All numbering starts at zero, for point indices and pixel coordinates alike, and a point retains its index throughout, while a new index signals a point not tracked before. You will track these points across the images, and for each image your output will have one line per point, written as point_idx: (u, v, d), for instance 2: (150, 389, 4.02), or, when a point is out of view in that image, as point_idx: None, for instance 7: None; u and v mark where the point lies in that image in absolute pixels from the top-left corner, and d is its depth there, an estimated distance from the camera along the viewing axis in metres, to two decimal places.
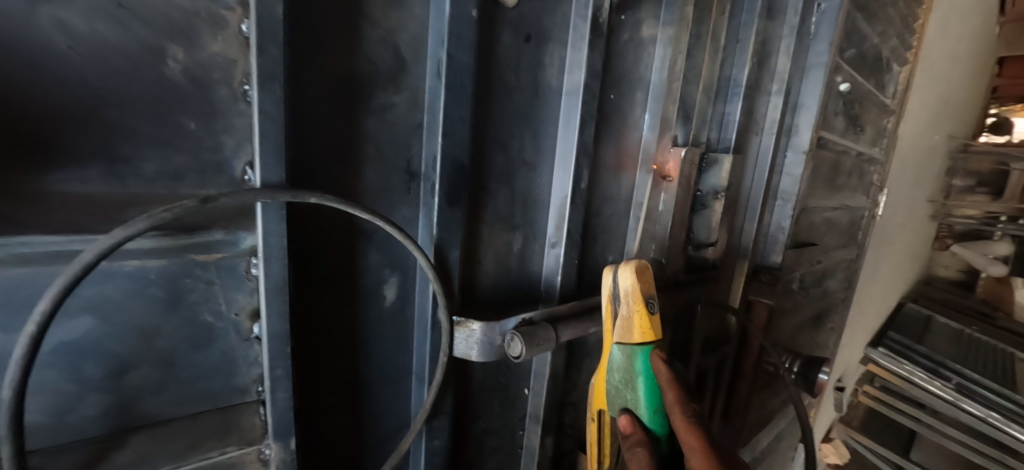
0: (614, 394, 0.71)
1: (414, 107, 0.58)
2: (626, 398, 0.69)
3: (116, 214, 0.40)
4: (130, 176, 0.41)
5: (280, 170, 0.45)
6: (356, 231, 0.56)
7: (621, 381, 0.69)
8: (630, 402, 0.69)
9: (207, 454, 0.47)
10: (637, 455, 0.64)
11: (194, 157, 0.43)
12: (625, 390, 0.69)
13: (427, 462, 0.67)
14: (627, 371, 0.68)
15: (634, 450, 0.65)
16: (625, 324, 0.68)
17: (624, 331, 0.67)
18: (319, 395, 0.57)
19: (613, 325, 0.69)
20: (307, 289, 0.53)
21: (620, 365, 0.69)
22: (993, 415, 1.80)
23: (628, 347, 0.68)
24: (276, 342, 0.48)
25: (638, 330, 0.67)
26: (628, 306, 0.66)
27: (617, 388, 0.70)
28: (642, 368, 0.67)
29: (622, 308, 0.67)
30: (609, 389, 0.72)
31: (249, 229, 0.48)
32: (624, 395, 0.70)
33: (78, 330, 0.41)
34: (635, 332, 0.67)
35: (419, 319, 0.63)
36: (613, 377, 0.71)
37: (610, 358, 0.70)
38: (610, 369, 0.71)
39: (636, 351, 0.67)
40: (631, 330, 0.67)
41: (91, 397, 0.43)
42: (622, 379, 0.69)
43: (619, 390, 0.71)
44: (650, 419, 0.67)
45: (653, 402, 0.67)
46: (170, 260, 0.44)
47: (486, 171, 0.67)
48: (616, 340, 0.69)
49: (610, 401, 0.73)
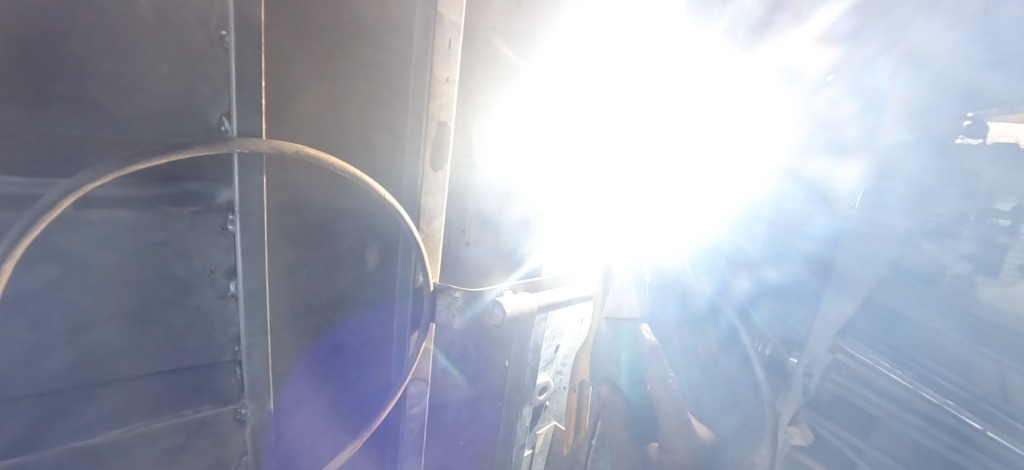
0: (597, 365, 0.70)
1: (402, 67, 0.57)
2: (610, 369, 0.68)
3: (80, 156, 0.39)
4: (99, 119, 0.39)
5: (258, 121, 0.43)
6: (337, 192, 0.55)
7: (606, 353, 0.69)
8: (612, 374, 0.68)
9: (179, 412, 0.47)
10: None
11: (168, 103, 0.41)
12: (609, 361, 0.69)
13: (405, 428, 0.67)
14: (614, 344, 0.68)
15: None
16: (615, 301, 0.68)
17: (616, 305, 0.68)
18: (296, 357, 0.57)
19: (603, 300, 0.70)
20: (286, 249, 0.52)
21: (606, 338, 0.69)
22: None
23: (617, 321, 0.68)
24: (253, 300, 0.47)
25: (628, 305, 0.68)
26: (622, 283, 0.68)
27: (601, 360, 0.70)
28: (629, 342, 0.68)
29: (615, 285, 0.68)
30: (592, 360, 0.71)
31: (226, 183, 0.46)
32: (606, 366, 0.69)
33: (43, 278, 0.40)
34: (625, 307, 0.68)
35: (401, 283, 0.63)
36: (598, 349, 0.70)
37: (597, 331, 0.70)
38: (596, 341, 0.71)
39: (624, 328, 0.68)
40: (621, 306, 0.68)
41: (57, 350, 0.41)
42: (607, 351, 0.69)
43: (602, 361, 0.70)
44: (631, 391, 0.67)
45: (636, 376, 0.67)
46: (142, 212, 0.43)
47: (471, 138, 0.66)
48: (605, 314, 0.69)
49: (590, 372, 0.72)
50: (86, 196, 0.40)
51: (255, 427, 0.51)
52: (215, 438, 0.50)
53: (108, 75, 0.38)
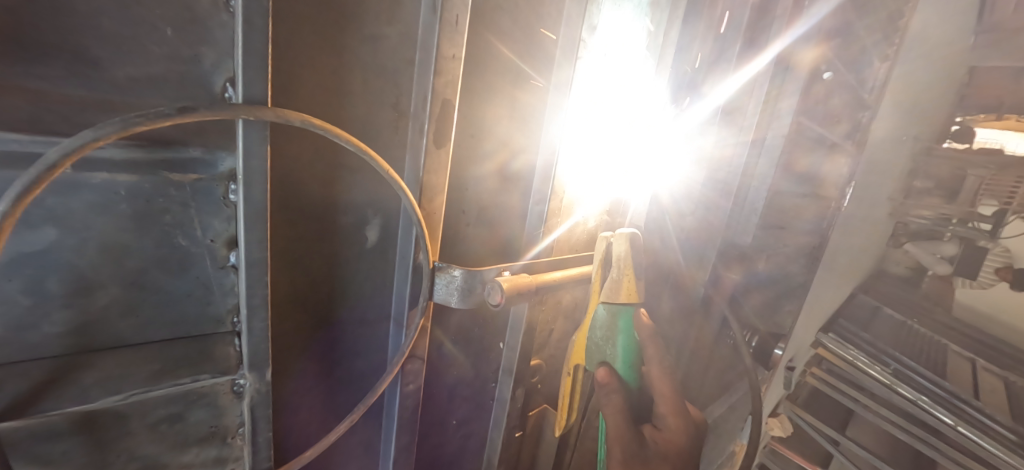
0: (593, 349, 0.73)
1: (408, 43, 0.56)
2: (605, 352, 0.71)
3: (79, 115, 0.38)
4: (97, 78, 0.38)
5: (263, 88, 0.42)
6: (340, 167, 0.54)
7: (602, 337, 0.72)
8: (608, 357, 0.71)
9: (177, 381, 0.47)
10: (613, 399, 0.67)
11: (171, 66, 0.41)
12: (605, 345, 0.71)
13: (400, 406, 0.68)
14: (610, 328, 0.71)
15: (610, 396, 0.68)
16: (613, 286, 0.71)
17: (612, 291, 0.70)
18: (295, 330, 0.57)
19: (601, 286, 0.72)
20: (286, 221, 0.52)
21: (603, 322, 0.71)
22: (926, 394, 1.21)
23: (613, 306, 0.70)
24: (254, 270, 0.47)
25: (624, 291, 0.70)
26: (619, 269, 0.70)
27: (598, 344, 0.72)
28: (624, 326, 0.70)
29: (613, 271, 0.71)
30: (588, 345, 0.74)
31: (229, 150, 0.45)
32: (603, 350, 0.72)
33: (41, 240, 0.39)
34: (621, 292, 0.70)
35: (401, 262, 0.63)
36: (594, 333, 0.73)
37: (593, 316, 0.72)
38: (592, 325, 0.73)
39: (620, 311, 0.70)
40: (618, 291, 0.70)
41: (55, 314, 0.41)
42: (603, 335, 0.71)
43: (598, 345, 0.72)
44: (625, 372, 0.70)
45: (630, 358, 0.70)
46: (142, 176, 0.42)
47: (474, 119, 0.66)
48: (602, 299, 0.71)
49: (588, 355, 0.74)
50: (88, 157, 0.39)
51: (253, 397, 0.51)
52: (212, 409, 0.50)
53: (109, 33, 0.37)
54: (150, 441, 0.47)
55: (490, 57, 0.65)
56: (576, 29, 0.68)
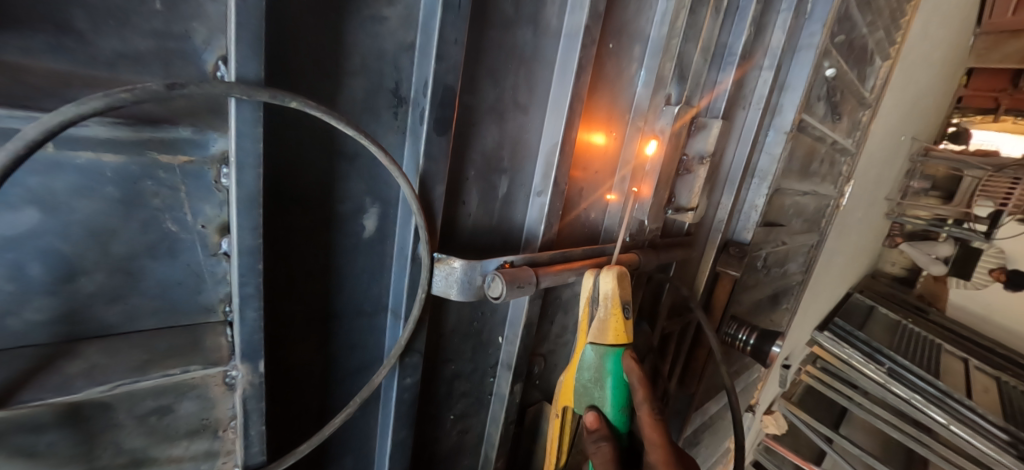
0: (582, 392, 0.74)
1: (408, 25, 0.54)
2: (593, 395, 0.73)
3: (63, 91, 0.36)
4: (81, 51, 0.36)
5: (257, 67, 0.41)
6: (336, 152, 0.53)
7: (590, 379, 0.73)
8: (596, 400, 0.73)
9: (167, 371, 0.44)
10: (602, 448, 0.69)
11: (159, 41, 0.39)
12: (594, 388, 0.73)
13: (397, 399, 0.66)
14: (598, 370, 0.72)
15: (599, 444, 0.69)
16: (600, 326, 0.72)
17: (599, 332, 0.72)
18: (288, 321, 0.55)
19: (589, 325, 0.73)
20: (280, 208, 0.50)
21: (590, 364, 0.73)
22: (916, 397, 1.75)
23: (601, 347, 0.72)
24: (247, 258, 0.45)
25: (612, 332, 0.72)
26: (606, 309, 0.71)
27: (586, 386, 0.74)
28: (612, 369, 0.72)
29: (600, 310, 0.72)
30: (576, 387, 0.76)
31: (221, 130, 0.43)
32: (591, 393, 0.74)
33: (22, 223, 0.37)
34: (609, 334, 0.72)
35: (398, 252, 0.61)
36: (582, 375, 0.74)
37: (581, 358, 0.74)
38: (580, 367, 0.74)
39: (608, 353, 0.72)
40: (605, 332, 0.71)
41: (37, 300, 0.39)
42: (591, 378, 0.73)
43: (586, 387, 0.74)
44: (614, 416, 0.73)
45: (618, 401, 0.72)
46: (129, 157, 0.40)
47: (475, 106, 0.65)
48: (590, 340, 0.73)
49: (576, 399, 0.76)
50: (70, 135, 0.37)
51: (246, 389, 0.50)
52: (203, 401, 0.48)
53: (94, 6, 0.36)
54: (140, 433, 0.45)
55: (492, 43, 0.63)
56: (580, 16, 0.66)
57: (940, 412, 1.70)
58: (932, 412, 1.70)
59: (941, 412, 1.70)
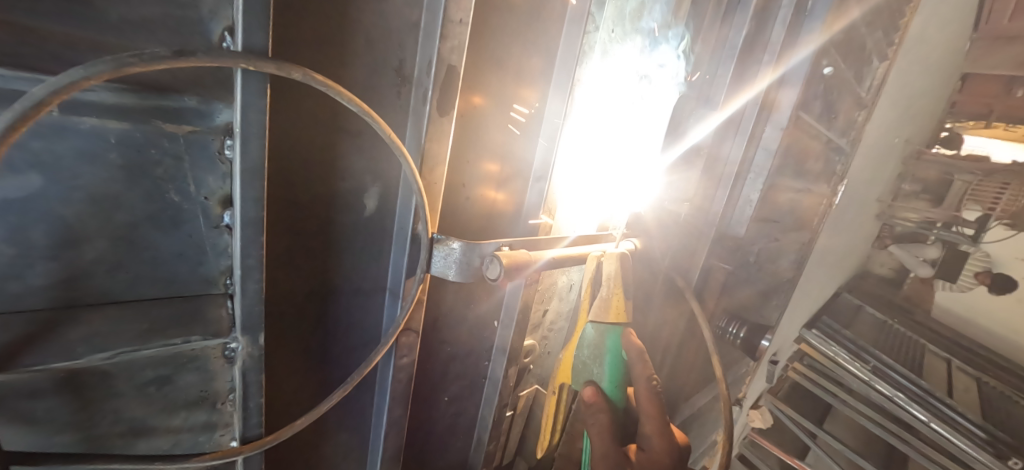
0: (581, 367, 0.76)
1: (413, 3, 0.54)
2: (592, 371, 0.75)
3: (68, 54, 0.36)
4: (87, 14, 0.36)
5: (263, 38, 0.40)
6: (340, 128, 0.53)
7: (589, 356, 0.75)
8: (594, 375, 0.75)
9: (168, 341, 0.46)
10: (599, 421, 0.71)
11: (166, 8, 0.39)
12: (592, 364, 0.75)
13: (393, 378, 0.67)
14: (598, 346, 0.74)
15: (596, 417, 0.72)
16: (602, 304, 0.74)
17: (600, 310, 0.73)
18: (288, 297, 0.56)
19: (590, 304, 0.75)
20: (283, 183, 0.50)
21: (590, 341, 0.75)
22: (898, 395, 1.81)
23: (601, 325, 0.73)
24: (249, 229, 0.45)
25: (613, 310, 0.73)
26: (608, 288, 0.74)
27: (585, 362, 0.75)
28: (612, 346, 0.74)
29: (602, 289, 0.74)
30: (575, 363, 0.77)
31: (226, 102, 0.44)
32: (590, 368, 0.75)
33: (25, 187, 0.37)
34: (610, 312, 0.73)
35: (398, 233, 0.62)
36: (582, 351, 0.76)
37: (582, 335, 0.76)
38: (581, 344, 0.76)
39: (608, 331, 0.73)
40: (607, 310, 0.73)
41: (39, 265, 0.40)
42: (590, 354, 0.75)
43: (585, 364, 0.76)
44: (612, 392, 0.74)
45: (616, 377, 0.74)
46: (133, 124, 0.40)
47: (476, 89, 0.65)
48: (590, 318, 0.74)
49: (574, 375, 0.77)
50: (76, 99, 0.37)
51: (245, 362, 0.50)
52: (203, 373, 0.49)
53: None
54: (138, 403, 0.46)
55: (496, 26, 0.63)
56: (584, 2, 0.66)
57: (921, 409, 1.74)
58: (912, 409, 1.75)
59: (922, 410, 1.74)
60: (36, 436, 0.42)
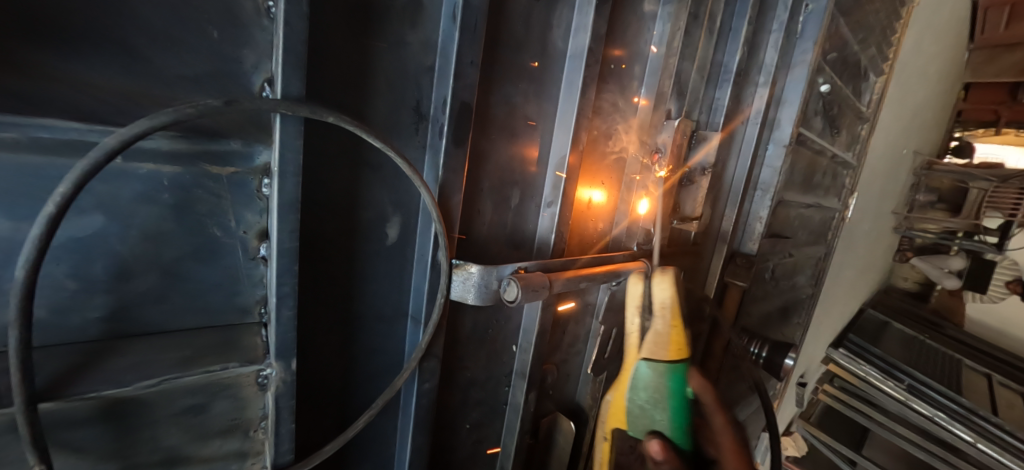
0: (639, 412, 0.75)
1: (427, 49, 0.59)
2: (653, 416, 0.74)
3: (130, 107, 0.41)
4: (148, 72, 0.41)
5: (299, 86, 0.45)
6: (363, 164, 0.57)
7: (648, 398, 0.74)
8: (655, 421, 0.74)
9: (207, 368, 0.47)
10: None
11: (214, 65, 0.44)
12: (652, 408, 0.74)
13: (416, 404, 0.68)
14: (657, 388, 0.73)
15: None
16: (656, 342, 0.73)
17: (655, 348, 0.73)
18: (316, 325, 0.59)
19: (641, 343, 0.75)
20: (313, 217, 0.54)
21: (647, 382, 0.74)
22: (938, 415, 1.76)
23: (658, 364, 0.73)
24: (285, 259, 0.49)
25: (670, 348, 0.73)
26: (661, 324, 0.73)
27: (643, 407, 0.75)
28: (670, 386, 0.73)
29: (655, 325, 0.73)
30: (631, 409, 0.76)
31: (265, 144, 0.48)
32: (650, 414, 0.75)
33: (87, 227, 0.41)
34: (666, 348, 0.73)
35: (418, 259, 0.65)
36: (638, 395, 0.75)
37: (637, 376, 0.75)
38: (636, 387, 0.75)
39: (665, 370, 0.73)
40: (661, 347, 0.73)
41: (96, 298, 0.43)
42: (648, 397, 0.74)
43: (644, 408, 0.75)
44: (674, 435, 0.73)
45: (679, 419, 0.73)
46: (183, 168, 0.45)
47: (488, 122, 0.70)
48: (645, 356, 0.74)
49: (633, 421, 0.76)
50: (139, 147, 0.42)
51: (278, 387, 0.53)
52: (235, 401, 0.51)
53: (160, 33, 0.41)
54: (176, 431, 0.49)
55: (502, 64, 0.69)
56: (583, 39, 0.72)
57: (966, 429, 1.69)
58: (956, 430, 1.70)
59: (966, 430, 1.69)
60: (85, 461, 0.45)
